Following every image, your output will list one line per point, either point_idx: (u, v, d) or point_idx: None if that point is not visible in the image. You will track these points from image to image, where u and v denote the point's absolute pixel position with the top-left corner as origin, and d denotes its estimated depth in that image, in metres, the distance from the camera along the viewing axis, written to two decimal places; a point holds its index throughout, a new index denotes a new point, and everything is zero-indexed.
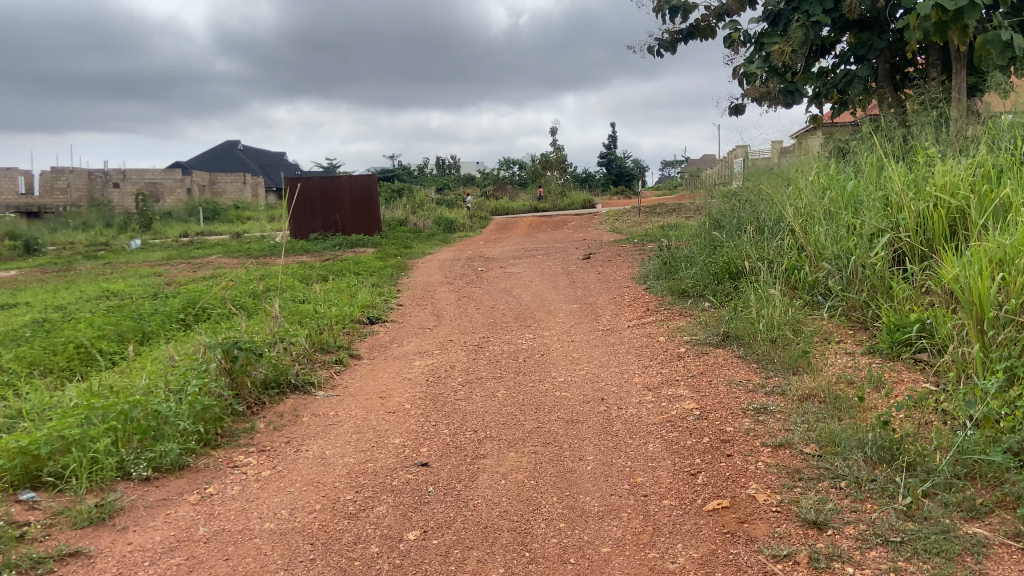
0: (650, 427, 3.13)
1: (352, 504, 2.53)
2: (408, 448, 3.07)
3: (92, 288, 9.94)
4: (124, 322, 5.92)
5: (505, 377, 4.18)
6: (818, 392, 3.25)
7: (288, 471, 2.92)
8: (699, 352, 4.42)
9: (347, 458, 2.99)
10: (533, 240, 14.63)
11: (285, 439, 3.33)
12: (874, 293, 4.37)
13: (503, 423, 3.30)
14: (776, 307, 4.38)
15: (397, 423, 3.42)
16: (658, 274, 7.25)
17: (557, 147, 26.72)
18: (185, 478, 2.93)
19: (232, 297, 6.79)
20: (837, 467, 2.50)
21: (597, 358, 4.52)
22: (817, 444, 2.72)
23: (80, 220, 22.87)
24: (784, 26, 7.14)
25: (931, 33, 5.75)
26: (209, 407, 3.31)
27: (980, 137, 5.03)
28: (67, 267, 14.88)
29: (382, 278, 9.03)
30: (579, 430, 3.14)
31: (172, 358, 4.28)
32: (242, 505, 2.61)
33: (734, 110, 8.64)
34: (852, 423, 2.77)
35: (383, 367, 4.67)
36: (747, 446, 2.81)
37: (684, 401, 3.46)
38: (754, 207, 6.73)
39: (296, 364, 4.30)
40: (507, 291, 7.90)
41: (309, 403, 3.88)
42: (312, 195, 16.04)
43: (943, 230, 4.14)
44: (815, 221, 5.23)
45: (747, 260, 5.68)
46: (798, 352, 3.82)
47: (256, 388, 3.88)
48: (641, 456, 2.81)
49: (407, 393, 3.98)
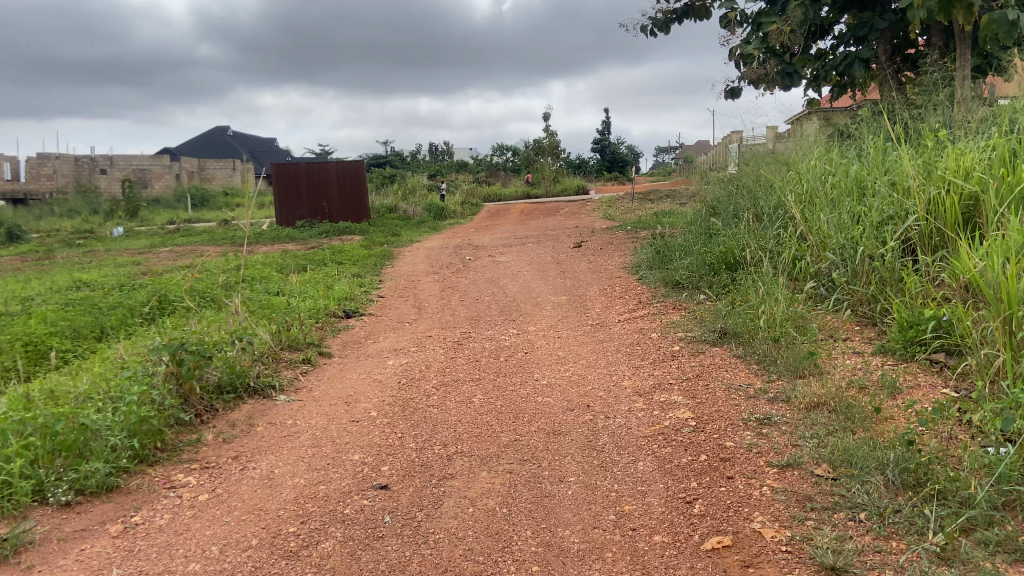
0: (639, 441, 2.79)
1: (294, 539, 2.19)
2: (367, 466, 2.72)
3: (63, 278, 9.51)
4: (83, 317, 5.55)
5: (483, 379, 3.83)
6: (827, 401, 2.92)
7: (229, 495, 2.57)
8: (695, 351, 4.07)
9: (297, 479, 2.64)
10: (522, 227, 14.22)
11: (233, 453, 2.99)
12: (883, 286, 4.03)
13: (477, 435, 2.96)
14: (777, 302, 4.03)
15: (359, 435, 3.07)
16: (651, 263, 6.91)
17: (550, 132, 26.13)
18: (113, 504, 2.57)
19: (202, 288, 6.41)
20: (854, 494, 2.17)
21: (585, 357, 4.18)
22: (830, 464, 2.39)
23: (64, 207, 22.36)
24: (782, 5, 6.77)
25: (935, 11, 5.40)
26: (148, 419, 2.94)
27: (990, 119, 4.69)
28: (46, 254, 14.43)
29: (365, 267, 8.65)
30: (562, 445, 2.80)
31: (121, 358, 3.92)
32: (167, 540, 2.27)
33: (730, 92, 8.28)
34: (869, 440, 2.44)
35: (353, 367, 4.30)
36: (751, 467, 2.46)
37: (679, 409, 3.12)
38: (751, 193, 6.37)
39: (256, 365, 3.94)
40: (494, 281, 7.53)
41: (267, 410, 3.52)
42: (298, 180, 15.63)
43: (958, 218, 3.80)
44: (817, 207, 4.88)
45: (746, 250, 5.34)
46: (803, 352, 3.49)
47: (207, 393, 3.52)
48: (630, 477, 2.47)
49: (376, 397, 3.63)
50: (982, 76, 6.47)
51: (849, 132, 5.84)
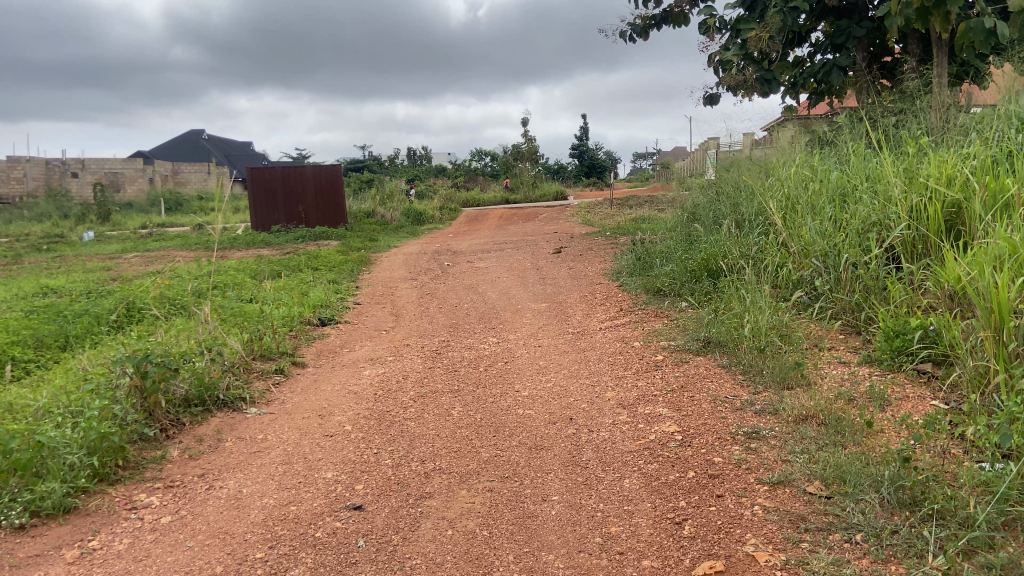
0: (624, 456, 2.69)
1: (261, 566, 2.06)
2: (341, 484, 2.59)
3: (30, 284, 9.26)
4: (47, 325, 5.34)
5: (463, 391, 3.71)
6: (816, 413, 2.84)
7: (193, 517, 2.43)
8: (678, 361, 3.99)
9: (266, 499, 2.51)
10: (501, 233, 14.12)
11: (199, 471, 2.84)
12: (867, 294, 3.98)
13: (455, 450, 2.84)
14: (761, 310, 3.96)
15: (333, 451, 2.94)
16: (632, 270, 6.83)
17: (529, 138, 26.11)
18: (69, 527, 2.42)
19: (172, 295, 6.23)
20: (849, 514, 2.09)
21: (567, 367, 4.08)
22: (822, 481, 2.31)
23: (34, 211, 21.90)
24: (761, 12, 6.74)
25: (912, 19, 5.39)
26: (108, 436, 2.78)
27: (969, 126, 4.67)
28: (14, 259, 14.08)
29: (342, 273, 8.50)
30: (544, 461, 2.69)
31: (83, 369, 3.75)
32: (126, 567, 2.13)
33: (709, 99, 8.25)
34: (862, 455, 2.37)
35: (327, 378, 4.16)
36: (741, 484, 2.38)
37: (664, 422, 3.02)
38: (732, 200, 6.33)
39: (226, 376, 3.78)
40: (473, 288, 7.42)
41: (236, 424, 3.38)
42: (273, 183, 15.39)
43: (941, 225, 3.76)
44: (799, 214, 4.83)
45: (728, 257, 5.27)
46: (790, 362, 3.41)
47: (173, 407, 3.37)
48: (616, 496, 2.37)
49: (351, 410, 3.50)
50: (959, 84, 6.48)
51: (829, 138, 5.82)
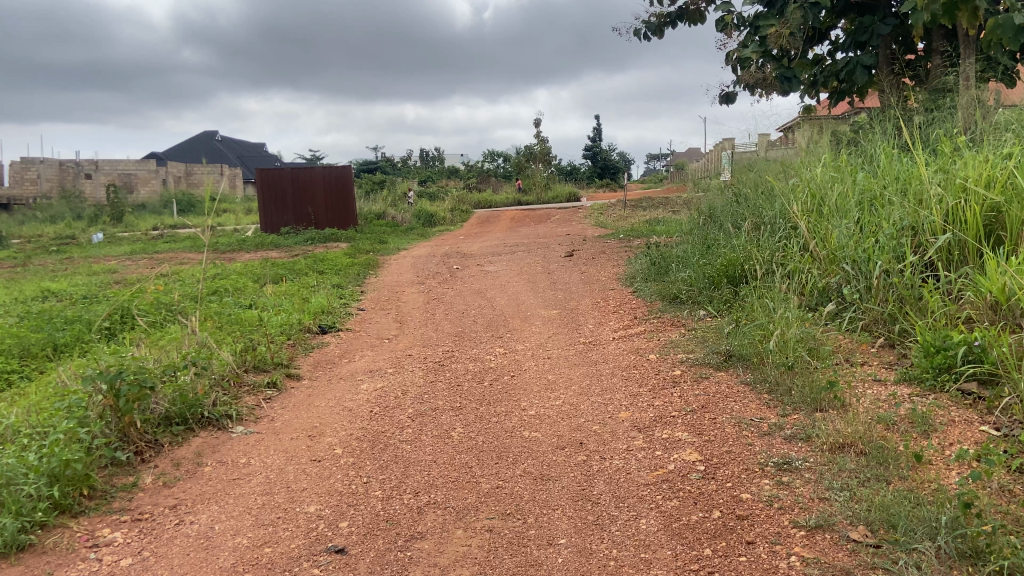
0: (640, 491, 2.41)
1: None
2: (324, 521, 2.33)
3: (33, 287, 9.11)
4: (37, 332, 5.13)
5: (465, 408, 3.44)
6: (854, 441, 2.53)
7: (156, 559, 2.18)
8: (698, 376, 3.70)
9: (239, 538, 2.25)
10: (513, 234, 13.84)
11: (172, 502, 2.59)
12: (901, 305, 3.65)
13: (453, 481, 2.57)
14: (788, 321, 3.66)
15: (320, 479, 2.68)
16: (647, 275, 6.54)
17: (541, 139, 25.78)
18: (21, 567, 2.17)
19: (168, 301, 5.99)
20: (902, 569, 1.79)
21: (577, 382, 3.80)
22: (868, 526, 2.02)
23: (47, 212, 21.89)
24: (780, 8, 6.42)
25: (939, 15, 5.06)
26: (73, 463, 2.53)
27: (1005, 125, 4.34)
28: (25, 261, 14.01)
29: (348, 277, 8.26)
30: (550, 494, 2.42)
31: (61, 382, 3.51)
32: None
33: (727, 97, 7.94)
34: (911, 496, 2.08)
35: (322, 393, 3.90)
36: (773, 528, 2.09)
37: (684, 449, 2.74)
38: (753, 201, 6.01)
39: (213, 392, 3.53)
40: (482, 293, 7.15)
41: (219, 446, 3.13)
42: (283, 185, 15.20)
43: (980, 230, 3.45)
44: (825, 217, 4.51)
45: (750, 262, 4.97)
46: (821, 381, 3.12)
47: (151, 427, 3.13)
48: (631, 540, 2.09)
49: (343, 430, 3.24)
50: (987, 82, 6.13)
51: (852, 137, 5.49)
